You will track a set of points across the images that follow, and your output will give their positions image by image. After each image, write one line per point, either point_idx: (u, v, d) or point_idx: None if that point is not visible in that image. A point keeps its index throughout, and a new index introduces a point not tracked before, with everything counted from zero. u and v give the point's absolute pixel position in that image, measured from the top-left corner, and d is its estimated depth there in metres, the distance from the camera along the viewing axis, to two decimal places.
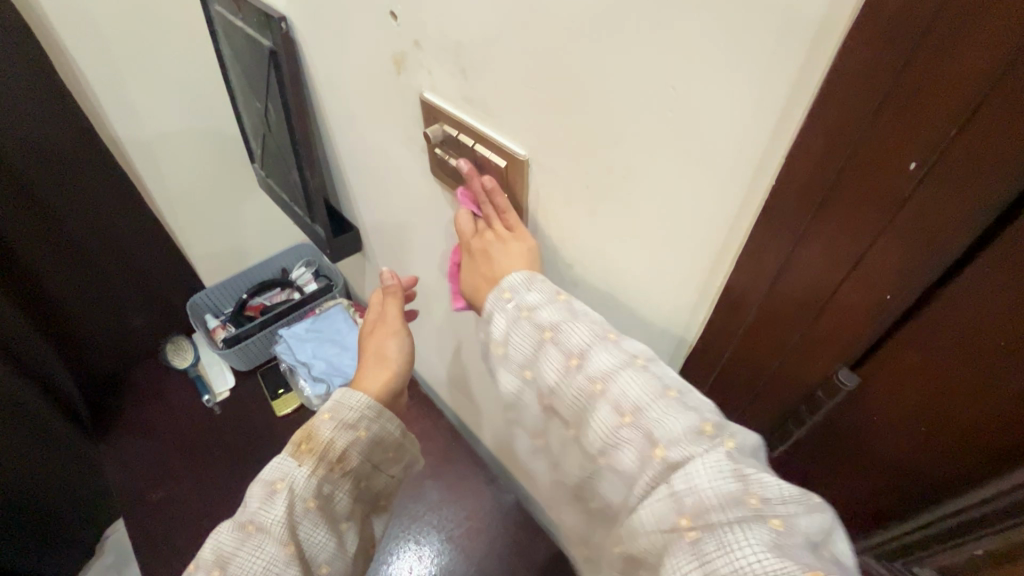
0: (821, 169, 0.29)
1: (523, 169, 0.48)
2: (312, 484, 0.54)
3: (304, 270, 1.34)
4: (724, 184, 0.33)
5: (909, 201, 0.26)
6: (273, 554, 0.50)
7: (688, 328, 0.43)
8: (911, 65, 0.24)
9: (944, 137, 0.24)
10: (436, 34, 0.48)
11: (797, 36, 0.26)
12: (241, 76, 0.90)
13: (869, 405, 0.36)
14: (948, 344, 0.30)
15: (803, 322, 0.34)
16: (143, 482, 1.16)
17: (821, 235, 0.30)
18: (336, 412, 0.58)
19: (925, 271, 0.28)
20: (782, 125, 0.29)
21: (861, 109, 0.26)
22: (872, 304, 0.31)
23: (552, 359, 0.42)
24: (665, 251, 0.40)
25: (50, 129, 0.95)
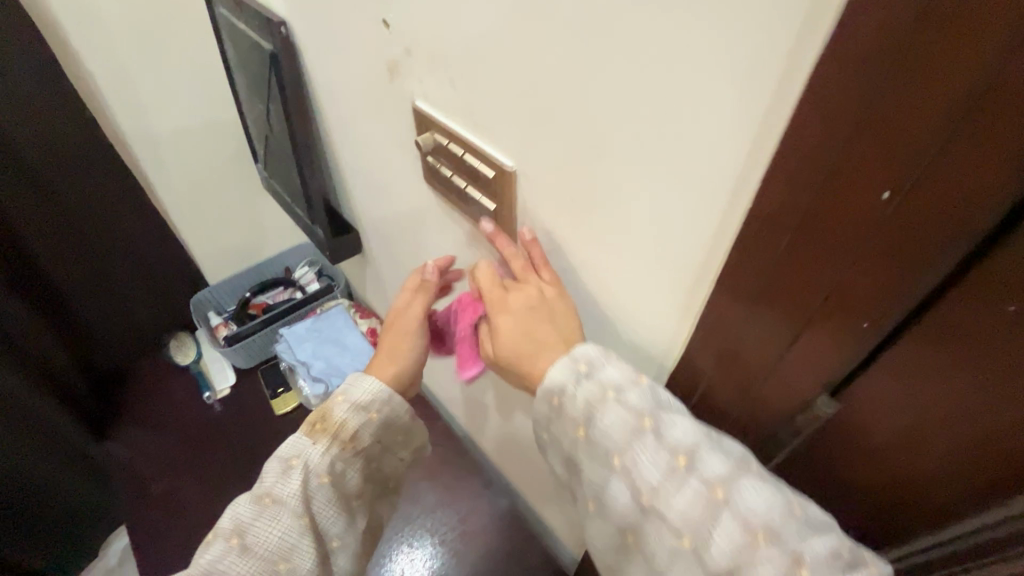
0: (794, 199, 0.27)
1: (510, 180, 0.48)
2: (325, 461, 0.54)
3: (307, 269, 1.36)
4: (701, 204, 0.32)
5: (884, 230, 0.25)
6: (288, 528, 0.51)
7: (670, 344, 0.43)
8: (887, 90, 0.22)
9: (919, 166, 0.23)
10: (426, 43, 0.48)
11: (768, 57, 0.25)
12: (244, 78, 0.91)
13: (850, 433, 0.35)
14: (927, 373, 0.29)
15: (783, 348, 0.33)
16: (143, 476, 1.17)
17: (797, 259, 0.29)
18: (349, 394, 0.58)
19: (905, 299, 0.27)
20: (757, 147, 0.28)
21: (832, 137, 0.25)
22: (850, 332, 0.30)
23: (624, 425, 0.40)
24: (648, 268, 0.39)
25: (57, 127, 0.97)
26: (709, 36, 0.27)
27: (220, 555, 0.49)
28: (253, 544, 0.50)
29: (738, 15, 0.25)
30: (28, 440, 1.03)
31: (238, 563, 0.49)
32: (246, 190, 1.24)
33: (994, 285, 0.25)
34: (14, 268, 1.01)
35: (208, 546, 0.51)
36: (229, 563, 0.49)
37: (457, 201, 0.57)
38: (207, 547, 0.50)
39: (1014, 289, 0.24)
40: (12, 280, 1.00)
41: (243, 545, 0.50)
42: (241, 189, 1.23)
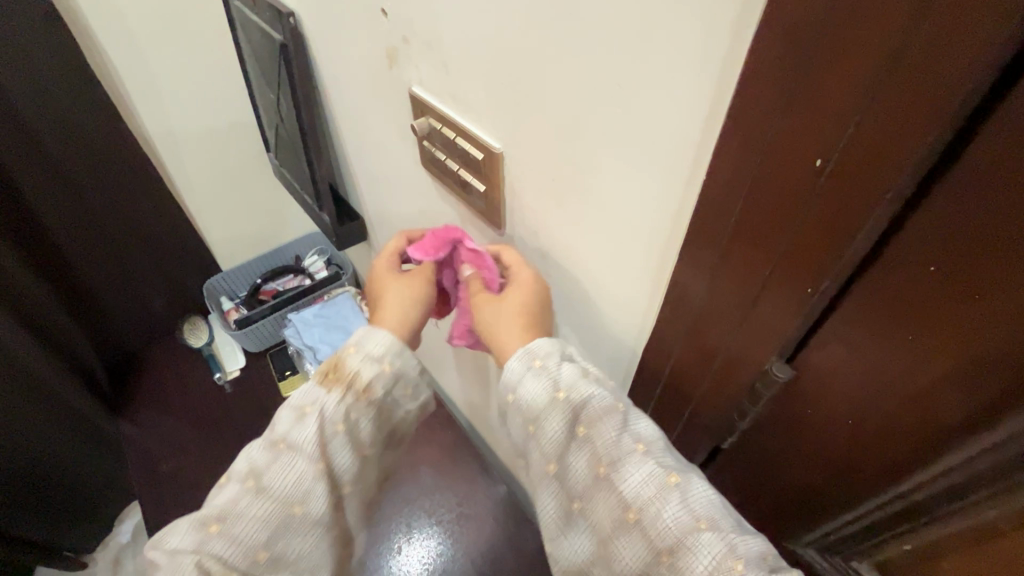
0: (742, 169, 0.30)
1: (498, 162, 0.50)
2: (339, 411, 0.56)
3: (316, 257, 1.40)
4: (666, 176, 0.35)
5: (818, 196, 0.27)
6: (302, 472, 0.53)
7: (645, 316, 0.45)
8: (813, 61, 0.24)
9: (842, 133, 0.25)
10: (421, 31, 0.50)
11: (719, 33, 0.28)
12: (256, 68, 0.94)
13: (805, 399, 0.36)
14: (868, 336, 0.31)
15: (738, 315, 0.35)
16: (156, 453, 1.21)
17: (748, 228, 0.31)
18: (362, 345, 0.58)
19: (841, 266, 0.29)
20: (712, 118, 0.30)
21: (770, 108, 0.27)
22: (797, 299, 0.31)
23: (597, 404, 0.44)
24: (624, 240, 0.42)
25: (79, 116, 1.01)
26: (667, 14, 0.29)
27: (237, 493, 0.52)
28: (269, 486, 0.53)
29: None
30: (45, 415, 1.09)
31: (254, 505, 0.52)
32: (258, 179, 1.28)
33: (918, 248, 0.27)
34: (30, 251, 1.06)
35: (227, 483, 0.54)
36: (244, 504, 0.52)
37: (451, 184, 0.60)
38: (224, 484, 0.54)
39: (935, 253, 0.26)
40: (28, 264, 1.05)
41: (259, 487, 0.53)
42: (254, 179, 1.27)
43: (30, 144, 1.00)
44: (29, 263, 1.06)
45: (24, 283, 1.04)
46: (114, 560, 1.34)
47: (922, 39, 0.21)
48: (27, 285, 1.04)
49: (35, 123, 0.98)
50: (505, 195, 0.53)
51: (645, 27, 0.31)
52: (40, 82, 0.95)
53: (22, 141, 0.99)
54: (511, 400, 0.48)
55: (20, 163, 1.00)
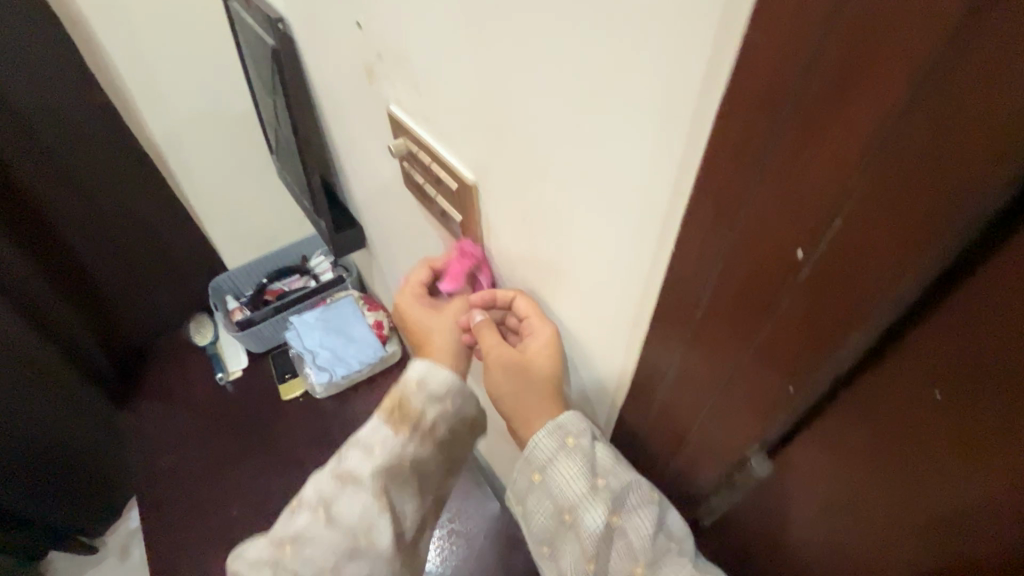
0: (717, 240, 0.27)
1: (470, 195, 0.47)
2: (403, 449, 0.54)
3: (322, 258, 1.38)
4: (637, 225, 0.32)
5: (798, 286, 0.25)
6: (365, 504, 0.52)
7: (623, 367, 0.42)
8: (789, 133, 0.22)
9: (823, 224, 0.22)
10: (393, 50, 0.47)
11: (683, 88, 0.25)
12: (254, 70, 0.92)
13: (804, 464, 0.35)
14: (880, 416, 0.29)
15: (722, 387, 0.33)
16: (155, 450, 1.19)
17: (728, 309, 0.29)
18: (423, 381, 0.54)
19: (826, 363, 0.26)
20: (683, 171, 0.27)
21: (748, 178, 0.24)
22: (776, 392, 0.30)
23: (636, 496, 0.44)
24: (600, 289, 0.39)
25: (77, 114, 1.02)
26: (631, 54, 0.26)
27: (308, 522, 0.53)
28: (337, 515, 0.52)
29: (654, 44, 0.25)
30: (49, 402, 1.11)
31: (325, 532, 0.52)
32: (262, 179, 1.26)
33: (936, 342, 0.25)
34: (35, 246, 1.06)
35: (296, 511, 0.55)
36: (316, 530, 0.52)
37: (432, 210, 0.56)
38: (295, 511, 0.54)
39: (950, 347, 0.24)
40: (31, 257, 1.05)
41: (329, 516, 0.52)
42: (257, 179, 1.25)
43: (31, 140, 1.00)
44: (31, 255, 1.05)
45: (22, 276, 1.04)
46: (121, 549, 1.40)
47: (913, 128, 0.18)
48: (27, 278, 1.05)
49: (34, 119, 0.98)
50: (482, 228, 0.51)
51: (609, 74, 0.28)
52: (41, 78, 0.95)
53: (21, 135, 0.98)
54: (541, 478, 0.48)
55: (22, 158, 1.00)
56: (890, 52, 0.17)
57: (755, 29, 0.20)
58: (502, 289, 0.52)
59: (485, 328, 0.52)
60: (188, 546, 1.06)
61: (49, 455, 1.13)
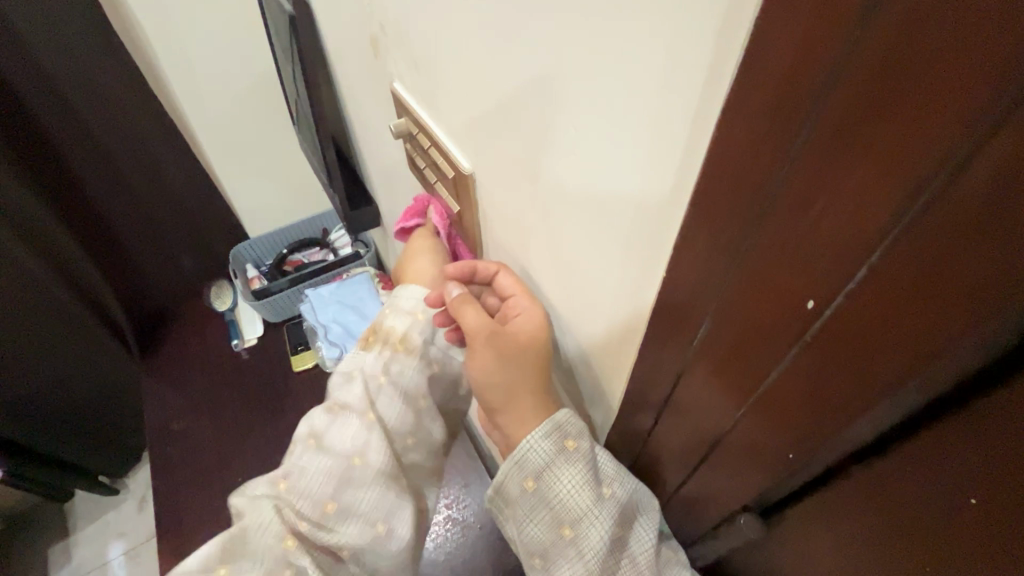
0: (709, 274, 0.24)
1: (468, 184, 0.45)
2: (380, 365, 0.54)
3: (343, 233, 1.37)
4: (633, 227, 0.28)
5: (802, 349, 0.22)
6: (357, 427, 0.51)
7: (616, 383, 0.40)
8: (796, 164, 0.18)
9: (834, 282, 0.19)
10: (394, 22, 0.43)
11: (684, 82, 0.21)
12: (275, 37, 0.89)
13: (805, 535, 0.32)
14: (887, 504, 0.26)
15: (715, 432, 0.30)
16: (167, 411, 1.19)
17: (724, 362, 0.26)
18: (394, 304, 0.56)
19: (832, 435, 0.23)
20: (683, 176, 0.24)
21: (747, 211, 0.21)
22: (774, 456, 0.27)
23: (639, 505, 0.40)
24: (593, 299, 0.36)
25: (103, 74, 1.02)
26: (628, 37, 0.22)
27: (299, 452, 0.50)
28: (328, 443, 0.50)
29: (654, 27, 0.21)
30: (70, 348, 1.16)
31: (315, 461, 0.49)
32: (284, 148, 1.24)
33: (967, 444, 0.21)
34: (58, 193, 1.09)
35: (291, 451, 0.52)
36: (308, 460, 0.49)
37: (433, 196, 0.53)
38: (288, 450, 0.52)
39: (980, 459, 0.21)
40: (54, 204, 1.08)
41: (321, 444, 0.50)
42: (279, 148, 1.24)
43: (56, 98, 1.02)
44: (54, 206, 1.07)
45: (48, 225, 1.05)
46: (138, 500, 1.46)
47: (966, 188, 0.14)
48: (52, 226, 1.06)
49: (60, 78, 1.00)
50: (479, 219, 0.48)
51: (606, 60, 0.24)
52: (65, 40, 0.96)
53: (45, 93, 1.00)
54: (535, 485, 0.41)
55: (47, 111, 1.02)
56: (930, 100, 0.14)
57: (759, 27, 0.16)
58: (485, 262, 0.48)
59: (468, 305, 0.46)
60: (191, 509, 1.06)
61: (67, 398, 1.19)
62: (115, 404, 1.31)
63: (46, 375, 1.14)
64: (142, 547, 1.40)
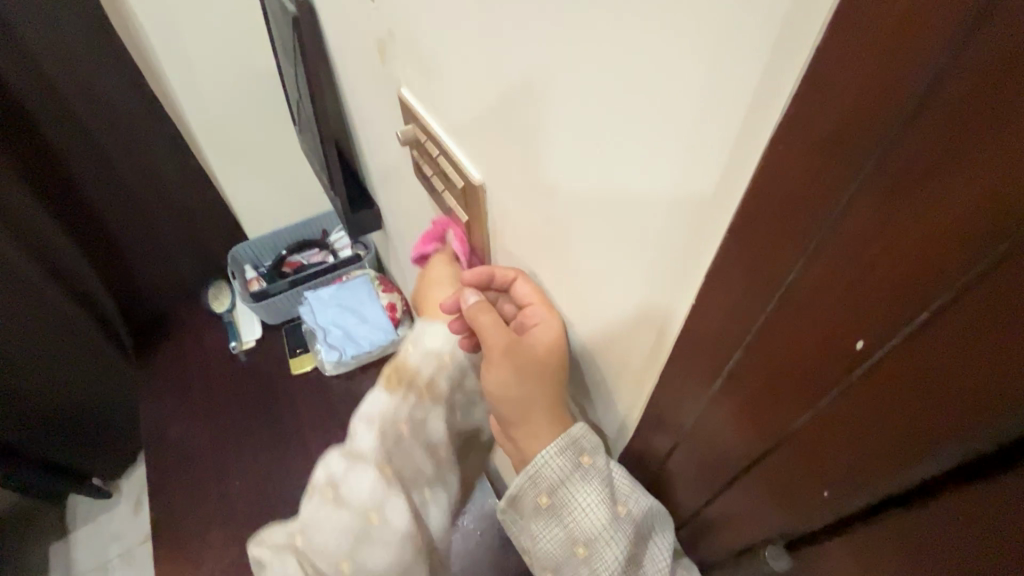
0: (753, 294, 0.24)
1: (478, 195, 0.44)
2: (405, 410, 0.52)
3: (343, 234, 1.36)
4: (662, 244, 0.28)
5: (852, 387, 0.22)
6: (374, 482, 0.48)
7: (632, 399, 0.39)
8: (863, 205, 0.18)
9: (896, 323, 0.19)
10: (404, 28, 0.42)
11: (733, 95, 0.20)
12: (278, 38, 0.88)
13: (822, 574, 0.31)
14: (907, 559, 0.25)
15: (743, 460, 0.30)
16: (163, 414, 1.18)
17: (758, 391, 0.26)
18: (418, 340, 0.55)
19: (873, 473, 0.23)
20: (724, 196, 0.23)
21: (802, 246, 0.21)
22: (808, 489, 0.27)
23: (654, 522, 0.39)
24: (614, 314, 0.35)
25: (102, 73, 1.01)
26: (668, 54, 0.22)
27: (317, 503, 0.48)
28: (347, 496, 0.48)
29: (701, 39, 0.20)
30: (64, 350, 1.14)
31: (333, 514, 0.47)
32: (284, 149, 1.23)
33: (1002, 502, 0.20)
34: (53, 191, 1.07)
35: (307, 497, 0.49)
36: (324, 512, 0.47)
37: (440, 204, 0.52)
38: (306, 495, 0.49)
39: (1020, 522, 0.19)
40: (47, 202, 1.06)
41: (337, 496, 0.48)
42: (279, 148, 1.22)
43: (53, 97, 1.00)
44: (47, 203, 1.05)
45: (42, 225, 1.04)
46: (133, 503, 1.44)
47: None
48: (47, 227, 1.06)
49: (58, 77, 0.98)
50: (488, 229, 0.47)
51: (641, 77, 0.24)
52: (62, 38, 0.95)
53: (42, 91, 0.98)
54: (549, 499, 0.40)
55: (44, 110, 1.00)
56: None
57: (821, 55, 0.16)
58: (501, 268, 0.45)
59: (485, 315, 0.44)
60: (186, 514, 1.05)
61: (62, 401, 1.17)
62: (110, 406, 1.29)
63: (39, 379, 1.12)
64: (136, 551, 1.38)
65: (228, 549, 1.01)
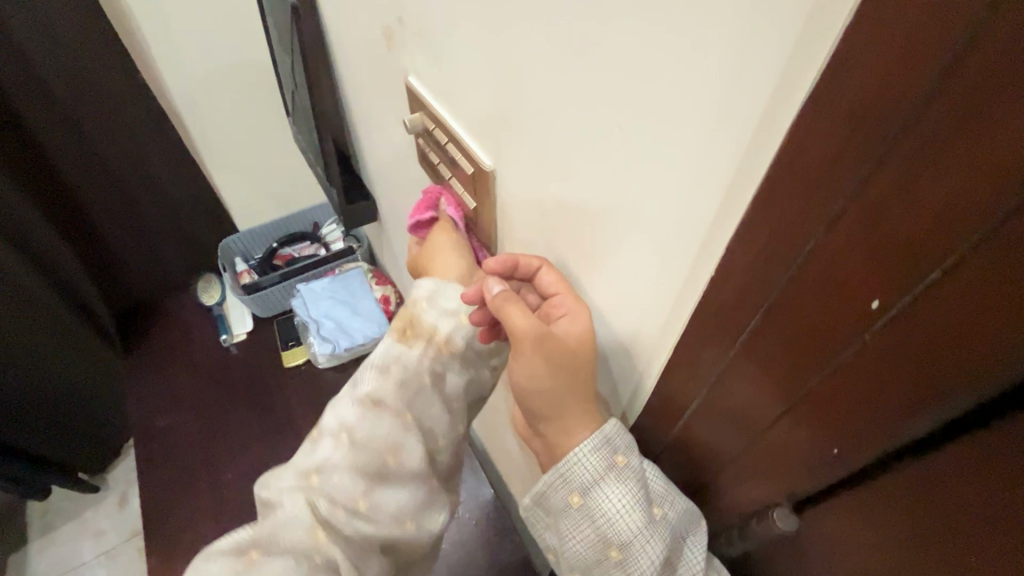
0: (767, 273, 0.25)
1: (488, 181, 0.44)
2: (425, 363, 0.53)
3: (334, 227, 1.36)
4: (673, 238, 0.28)
5: (865, 346, 0.23)
6: (392, 424, 0.50)
7: (639, 385, 0.40)
8: (878, 170, 0.19)
9: (908, 284, 0.20)
10: (413, 14, 0.43)
11: (752, 87, 0.21)
12: (274, 27, 0.88)
13: (827, 534, 0.33)
14: (919, 505, 0.27)
15: (755, 427, 0.31)
16: (152, 407, 1.16)
17: (776, 358, 0.27)
18: (434, 299, 0.54)
19: (886, 430, 0.24)
20: (736, 187, 0.24)
21: (815, 216, 0.21)
22: (820, 451, 0.28)
23: (686, 524, 0.40)
24: (621, 301, 0.36)
25: (90, 61, 0.99)
26: (682, 51, 0.22)
27: (331, 449, 0.48)
28: (361, 438, 0.48)
29: (719, 40, 0.21)
30: (53, 344, 1.12)
31: (348, 457, 0.48)
32: (276, 140, 1.22)
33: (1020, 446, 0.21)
34: (33, 180, 1.04)
35: (315, 442, 0.50)
36: (339, 456, 0.48)
37: (448, 191, 0.53)
38: (316, 442, 0.50)
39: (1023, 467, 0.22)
40: (29, 191, 1.03)
41: (353, 441, 0.48)
42: (271, 139, 1.21)
43: (39, 85, 0.98)
44: (27, 192, 1.03)
45: (27, 215, 1.02)
46: (118, 499, 1.42)
47: None
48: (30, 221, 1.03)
49: (45, 64, 0.96)
50: (496, 216, 0.48)
51: (654, 71, 0.24)
52: (50, 25, 0.93)
53: (28, 79, 0.96)
54: (581, 500, 0.41)
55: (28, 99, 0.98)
56: None
57: (845, 41, 0.17)
58: (525, 256, 0.43)
59: (514, 305, 0.41)
60: (177, 508, 1.04)
61: (50, 395, 1.15)
62: (98, 400, 1.27)
63: (31, 374, 1.09)
64: (123, 546, 1.36)
65: (218, 543, 1.00)
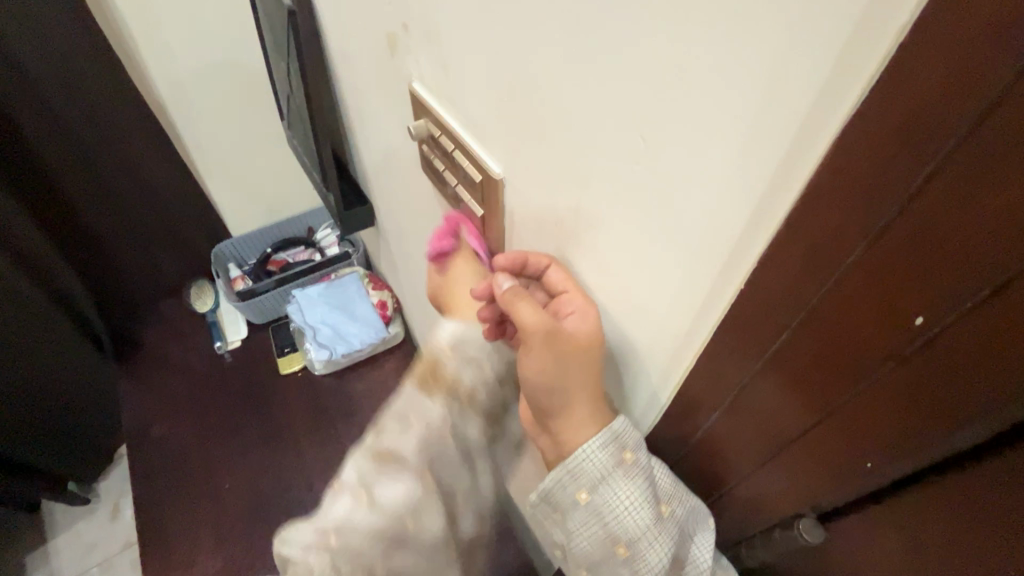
0: (802, 285, 0.25)
1: (497, 188, 0.44)
2: (446, 419, 0.52)
3: (329, 231, 1.34)
4: (699, 248, 0.28)
5: (904, 359, 0.23)
6: (409, 484, 0.49)
7: (656, 394, 0.39)
8: (924, 190, 0.19)
9: (950, 299, 0.21)
10: (420, 21, 0.43)
11: (790, 99, 0.21)
12: (268, 32, 0.87)
13: (852, 543, 0.33)
14: (952, 520, 0.27)
15: (783, 436, 0.31)
16: (147, 417, 1.14)
17: (809, 368, 0.27)
18: (459, 347, 0.53)
19: (922, 441, 0.25)
20: (769, 199, 0.24)
21: (857, 231, 0.22)
22: (851, 460, 0.29)
23: (691, 519, 0.41)
24: (638, 312, 0.36)
25: (80, 66, 0.97)
26: (715, 63, 0.22)
27: (349, 507, 0.48)
28: (380, 499, 0.48)
29: (755, 51, 0.21)
30: (41, 351, 1.08)
31: (365, 517, 0.48)
32: (269, 144, 1.21)
33: None
34: (22, 182, 1.02)
35: (334, 494, 0.50)
36: (357, 516, 0.48)
37: (448, 194, 0.53)
38: (334, 496, 0.50)
39: None
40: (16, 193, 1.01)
41: (371, 500, 0.48)
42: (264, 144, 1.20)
43: (27, 91, 0.96)
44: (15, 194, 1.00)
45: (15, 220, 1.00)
46: (111, 509, 1.39)
47: None
48: (21, 227, 1.01)
49: (33, 70, 0.94)
50: (504, 223, 0.47)
51: (684, 83, 0.24)
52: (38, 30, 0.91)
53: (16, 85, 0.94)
54: (588, 496, 0.41)
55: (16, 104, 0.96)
56: None
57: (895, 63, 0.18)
58: (535, 254, 0.43)
59: (523, 300, 0.40)
60: (173, 519, 1.02)
61: (40, 405, 1.11)
62: (91, 409, 1.24)
63: (21, 383, 1.05)
64: (115, 559, 1.33)
65: (217, 553, 0.99)
